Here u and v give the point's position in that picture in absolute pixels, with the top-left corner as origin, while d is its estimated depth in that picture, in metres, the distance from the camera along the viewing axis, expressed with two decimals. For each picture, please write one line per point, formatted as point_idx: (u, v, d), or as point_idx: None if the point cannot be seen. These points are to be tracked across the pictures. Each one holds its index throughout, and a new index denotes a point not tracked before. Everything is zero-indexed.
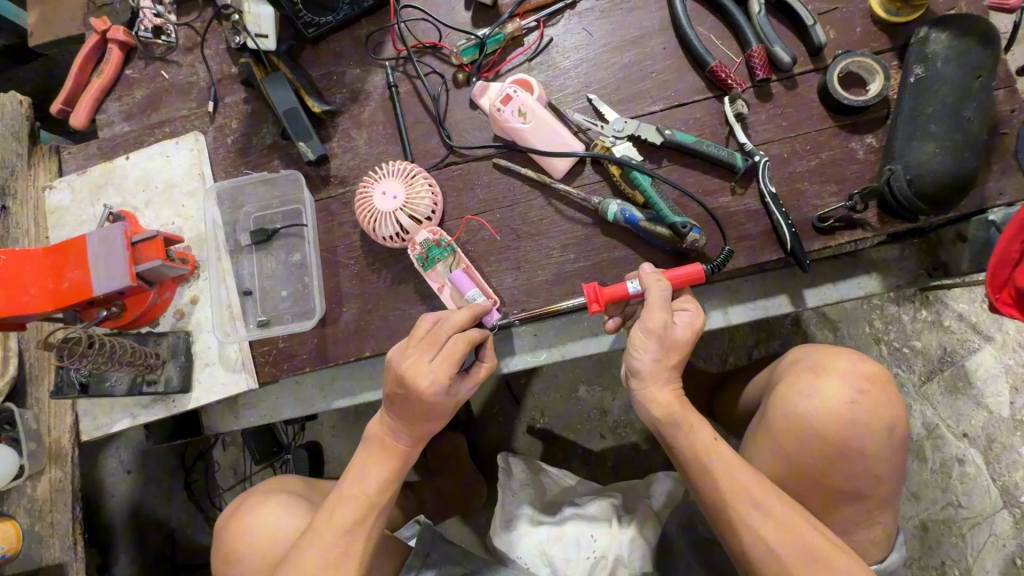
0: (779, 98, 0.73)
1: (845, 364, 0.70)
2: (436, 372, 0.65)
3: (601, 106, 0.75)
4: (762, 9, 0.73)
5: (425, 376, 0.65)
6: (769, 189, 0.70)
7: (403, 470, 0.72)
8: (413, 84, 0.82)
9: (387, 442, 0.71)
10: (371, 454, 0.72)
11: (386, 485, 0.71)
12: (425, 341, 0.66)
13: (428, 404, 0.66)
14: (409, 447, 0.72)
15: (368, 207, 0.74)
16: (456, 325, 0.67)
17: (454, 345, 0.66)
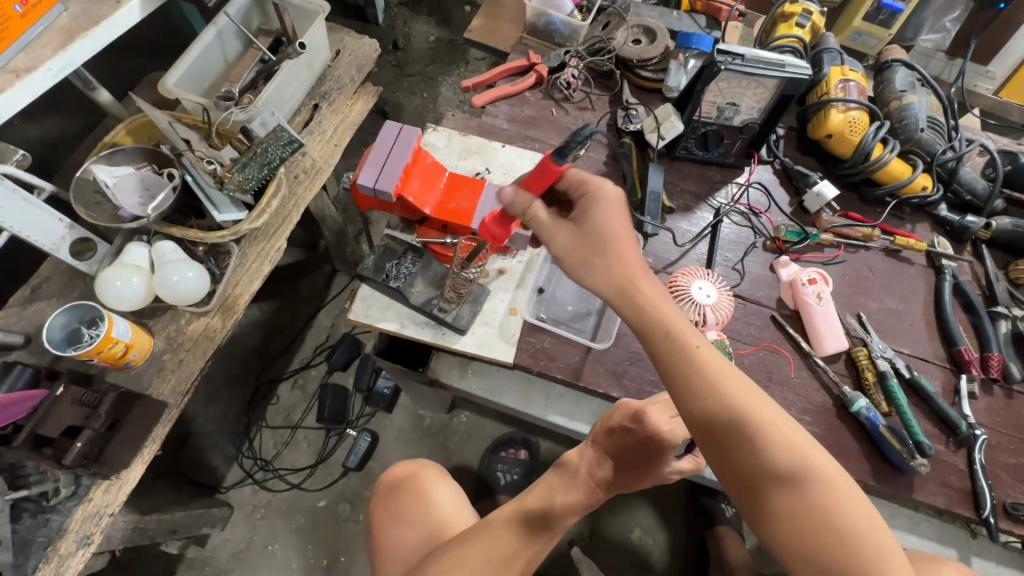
0: (998, 398, 0.92)
1: None
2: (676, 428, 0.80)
3: (869, 326, 0.95)
4: (1007, 331, 0.95)
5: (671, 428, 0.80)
6: (980, 459, 0.85)
7: (587, 506, 0.83)
8: (732, 227, 1.02)
9: (581, 475, 0.85)
10: (563, 480, 0.84)
11: (571, 511, 0.82)
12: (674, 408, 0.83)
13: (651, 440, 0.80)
14: (599, 488, 0.85)
15: (682, 291, 0.90)
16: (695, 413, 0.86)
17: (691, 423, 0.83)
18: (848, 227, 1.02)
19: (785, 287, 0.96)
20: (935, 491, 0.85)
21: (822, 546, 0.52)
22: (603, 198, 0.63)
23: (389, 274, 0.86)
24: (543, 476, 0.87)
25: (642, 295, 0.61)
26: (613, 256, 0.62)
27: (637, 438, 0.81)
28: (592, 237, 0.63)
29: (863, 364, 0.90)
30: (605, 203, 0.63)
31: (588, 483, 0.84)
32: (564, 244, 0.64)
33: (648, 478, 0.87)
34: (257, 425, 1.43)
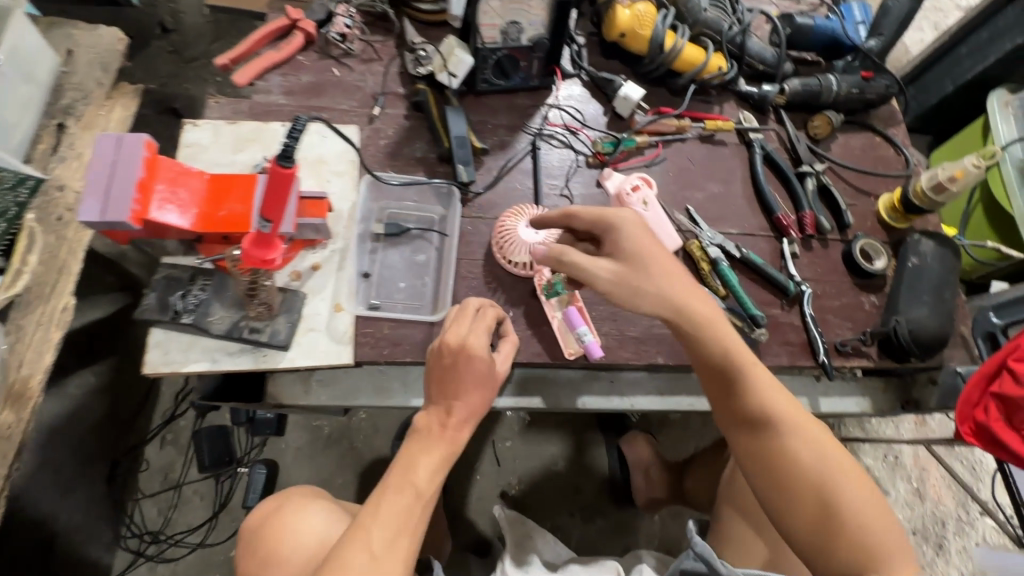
0: (815, 251, 1.00)
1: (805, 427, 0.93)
2: (474, 334, 0.76)
3: (697, 217, 0.96)
4: (813, 188, 1.02)
5: (475, 337, 0.77)
6: (810, 312, 0.93)
7: (454, 454, 0.77)
8: (553, 153, 0.99)
9: (436, 427, 0.76)
10: (420, 440, 0.77)
11: (435, 476, 0.75)
12: (460, 315, 0.79)
13: (470, 362, 0.75)
14: (459, 429, 0.77)
15: (508, 234, 0.87)
16: (477, 305, 0.80)
17: (485, 317, 0.79)
18: (659, 123, 1.02)
19: (613, 200, 0.96)
20: (778, 352, 0.91)
21: (799, 482, 0.69)
22: (628, 222, 0.76)
23: (177, 309, 0.73)
24: (400, 452, 0.77)
25: (618, 245, 0.75)
26: (663, 276, 0.74)
27: (454, 367, 0.76)
28: (630, 259, 0.74)
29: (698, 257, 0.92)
30: (630, 229, 0.75)
31: (446, 431, 0.76)
32: (608, 278, 0.75)
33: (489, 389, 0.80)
34: (132, 499, 1.27)
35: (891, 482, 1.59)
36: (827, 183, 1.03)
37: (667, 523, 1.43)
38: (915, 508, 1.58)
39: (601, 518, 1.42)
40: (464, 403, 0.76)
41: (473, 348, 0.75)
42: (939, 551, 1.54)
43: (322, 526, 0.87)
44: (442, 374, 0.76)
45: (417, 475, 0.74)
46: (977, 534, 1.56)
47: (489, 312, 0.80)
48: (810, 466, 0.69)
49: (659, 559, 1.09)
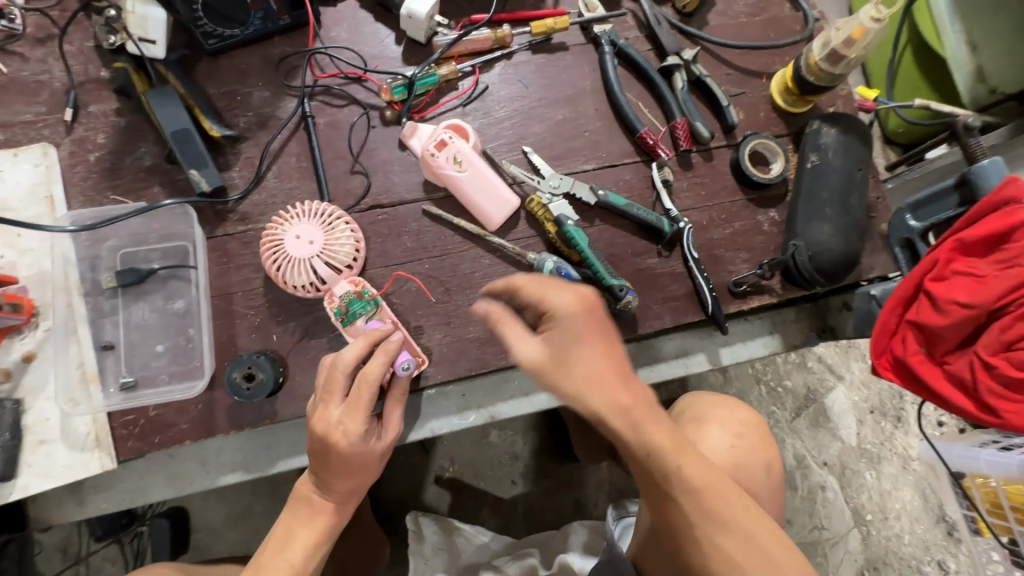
0: (697, 168, 0.78)
1: (720, 402, 0.79)
2: (348, 423, 0.55)
3: (537, 161, 0.75)
4: (685, 85, 0.78)
5: (333, 427, 0.55)
6: (693, 254, 0.74)
7: (337, 526, 0.61)
8: (333, 115, 0.74)
9: (315, 498, 0.60)
10: (307, 506, 0.59)
11: (315, 552, 0.58)
12: (326, 388, 0.55)
13: (353, 457, 0.56)
14: (346, 499, 0.60)
15: (277, 254, 0.64)
16: (350, 366, 0.55)
17: (362, 386, 0.55)
18: (469, 40, 0.76)
19: (422, 166, 0.72)
20: (660, 313, 0.74)
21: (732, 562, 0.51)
22: (570, 305, 0.51)
23: None
24: (277, 519, 0.60)
25: (566, 322, 0.50)
26: (580, 355, 0.49)
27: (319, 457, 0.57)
28: (569, 341, 0.50)
29: (546, 225, 0.72)
30: (565, 300, 0.51)
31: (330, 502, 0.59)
32: (531, 351, 0.51)
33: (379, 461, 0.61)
34: None
35: (846, 367, 1.50)
36: (702, 74, 0.79)
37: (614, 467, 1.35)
38: (872, 386, 1.50)
39: (545, 480, 1.33)
40: (342, 483, 0.58)
41: (344, 444, 0.55)
42: (898, 425, 1.48)
43: None
44: (319, 462, 0.57)
45: (292, 553, 0.57)
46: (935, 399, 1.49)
47: (373, 375, 0.55)
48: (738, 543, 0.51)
49: (590, 531, 1.00)
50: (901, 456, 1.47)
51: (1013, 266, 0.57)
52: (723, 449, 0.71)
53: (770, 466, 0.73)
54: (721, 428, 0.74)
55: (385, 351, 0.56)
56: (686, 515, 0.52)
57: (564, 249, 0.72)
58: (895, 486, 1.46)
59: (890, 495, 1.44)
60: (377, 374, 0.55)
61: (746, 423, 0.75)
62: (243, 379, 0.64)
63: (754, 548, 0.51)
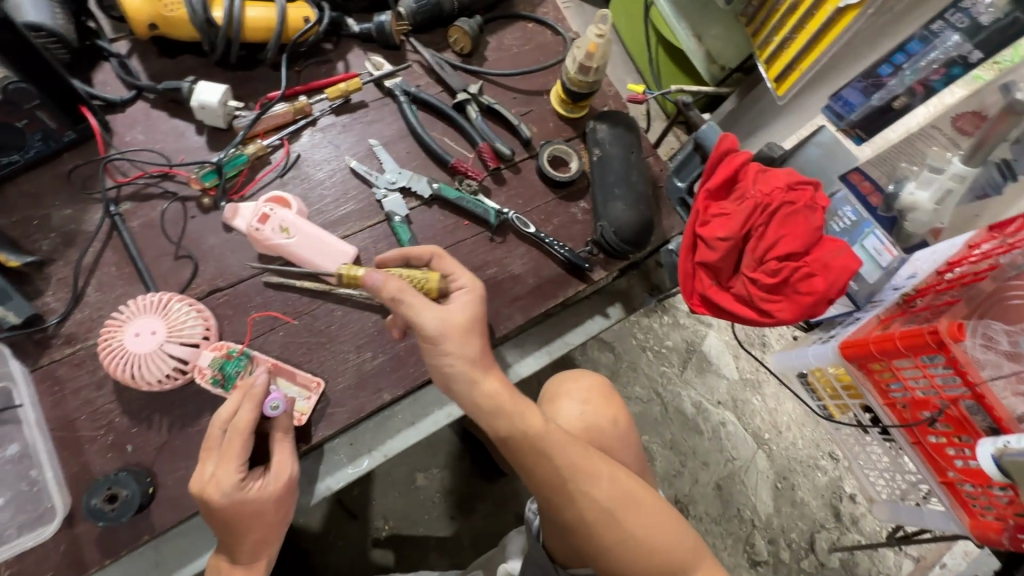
0: (510, 182, 0.89)
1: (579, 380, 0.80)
2: (221, 474, 0.58)
3: (380, 153, 0.84)
4: (479, 115, 0.89)
5: (212, 485, 0.58)
6: (531, 230, 0.84)
7: None
8: (147, 215, 0.74)
9: (225, 565, 0.61)
10: (214, 573, 0.61)
11: None
12: (204, 446, 0.60)
13: (238, 513, 0.58)
14: (255, 559, 0.62)
15: (118, 354, 0.63)
16: (223, 420, 0.60)
17: (234, 436, 0.59)
18: (270, 116, 0.80)
19: (250, 242, 0.74)
20: (511, 313, 0.82)
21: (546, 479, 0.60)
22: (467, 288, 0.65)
23: None
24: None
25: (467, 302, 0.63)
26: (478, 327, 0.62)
27: (216, 522, 0.59)
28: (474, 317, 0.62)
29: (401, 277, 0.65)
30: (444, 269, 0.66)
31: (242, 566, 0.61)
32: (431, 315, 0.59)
33: (281, 510, 0.62)
34: None
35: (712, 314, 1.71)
36: (491, 103, 0.90)
37: None
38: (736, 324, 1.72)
39: (481, 505, 1.35)
40: (250, 540, 0.60)
41: (217, 496, 0.57)
42: (765, 350, 1.69)
43: None
44: (216, 527, 0.59)
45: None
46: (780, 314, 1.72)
47: (239, 425, 0.60)
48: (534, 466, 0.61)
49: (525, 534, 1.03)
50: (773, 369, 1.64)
51: (744, 200, 0.73)
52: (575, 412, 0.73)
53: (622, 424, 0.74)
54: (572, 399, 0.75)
55: (248, 398, 0.60)
56: (524, 437, 0.60)
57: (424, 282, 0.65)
58: (778, 403, 1.65)
59: (777, 411, 1.64)
60: (246, 422, 0.60)
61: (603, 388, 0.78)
62: (106, 502, 0.61)
63: (578, 464, 0.61)
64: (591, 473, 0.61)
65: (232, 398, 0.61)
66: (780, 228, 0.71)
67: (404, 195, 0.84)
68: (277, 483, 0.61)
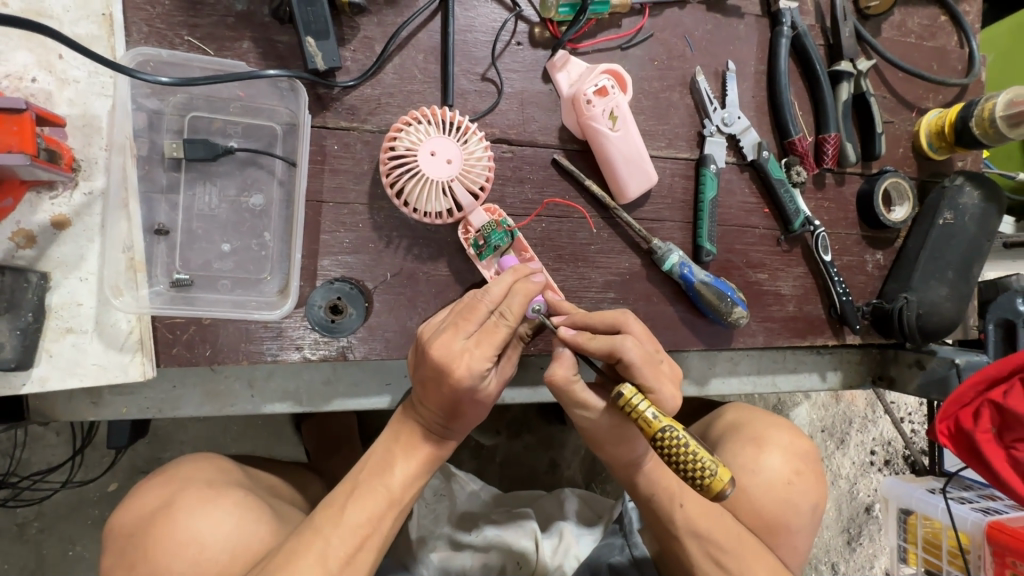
0: (827, 189, 0.74)
1: (785, 430, 0.72)
2: (474, 354, 0.49)
3: (731, 82, 0.68)
4: (847, 99, 0.72)
5: (461, 361, 0.49)
6: (824, 257, 0.72)
7: (440, 459, 0.56)
8: (475, 17, 0.61)
9: (422, 429, 0.54)
10: (411, 430, 0.54)
11: (417, 480, 0.54)
12: (464, 313, 0.50)
13: (466, 396, 0.51)
14: (447, 437, 0.55)
15: (407, 168, 0.54)
16: (496, 300, 0.50)
17: (501, 323, 0.50)
18: None
19: (567, 108, 0.62)
20: (755, 330, 0.72)
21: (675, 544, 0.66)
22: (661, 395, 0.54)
23: None
24: (379, 437, 0.56)
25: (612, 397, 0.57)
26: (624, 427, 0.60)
27: (438, 392, 0.51)
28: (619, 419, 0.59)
29: (689, 435, 0.47)
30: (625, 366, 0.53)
31: (431, 438, 0.54)
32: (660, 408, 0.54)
33: (486, 406, 0.55)
34: None
35: None
36: (868, 91, 0.72)
37: None
38: (829, 408, 1.38)
39: (528, 435, 1.32)
40: (454, 420, 0.53)
41: (462, 377, 0.49)
42: (840, 446, 1.37)
43: (232, 538, 0.51)
44: (431, 396, 0.51)
45: (393, 477, 0.53)
46: (912, 404, 1.39)
47: (511, 315, 0.50)
48: (661, 528, 0.66)
49: (581, 500, 1.00)
50: (844, 479, 1.37)
51: None
52: (781, 473, 0.68)
53: (818, 506, 0.70)
54: (777, 456, 0.69)
55: (524, 291, 0.51)
56: (657, 512, 0.65)
57: (707, 470, 0.46)
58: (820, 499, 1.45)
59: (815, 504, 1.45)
60: (516, 315, 0.50)
61: (807, 460, 0.70)
62: (327, 310, 0.56)
63: (710, 550, 0.63)
64: (718, 559, 0.63)
65: (511, 284, 0.51)
66: None
67: (726, 143, 0.70)
68: (502, 381, 0.54)
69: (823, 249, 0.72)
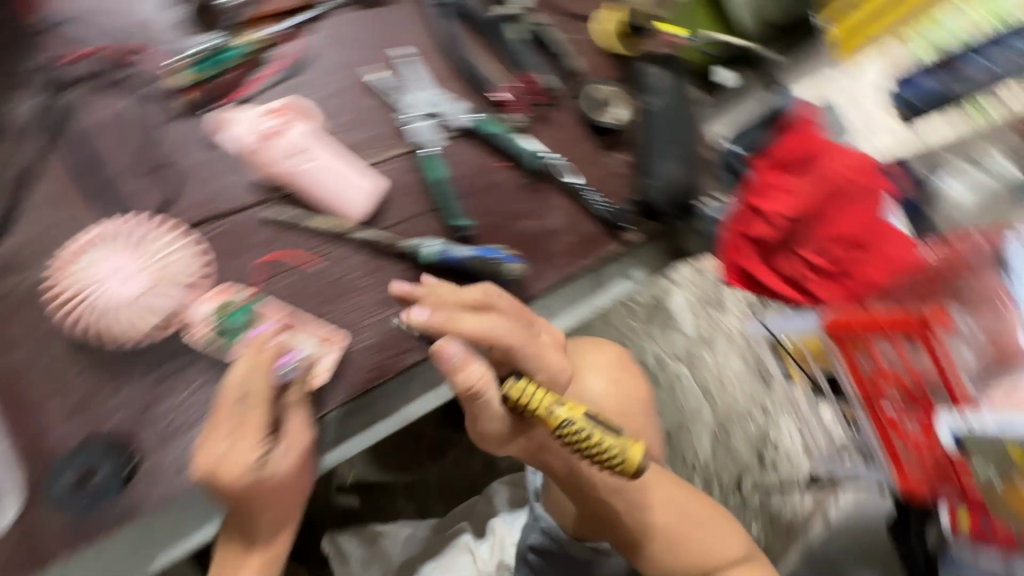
0: (549, 121, 0.77)
1: (595, 349, 0.81)
2: (236, 452, 0.49)
3: (408, 68, 0.72)
4: (519, 40, 0.78)
5: (230, 461, 0.49)
6: (570, 180, 0.76)
7: (280, 552, 0.58)
8: (106, 113, 0.61)
9: (244, 535, 0.56)
10: (235, 542, 0.56)
11: None
12: (215, 416, 0.50)
13: (256, 489, 0.51)
14: (276, 529, 0.57)
15: (98, 296, 0.54)
16: (237, 389, 0.50)
17: (254, 407, 0.50)
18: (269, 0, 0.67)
19: (251, 162, 0.62)
20: (545, 273, 0.74)
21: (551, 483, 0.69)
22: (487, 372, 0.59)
23: None
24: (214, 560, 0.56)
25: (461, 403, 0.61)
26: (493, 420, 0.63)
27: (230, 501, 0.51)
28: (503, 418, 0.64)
29: (592, 426, 0.54)
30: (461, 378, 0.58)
31: (259, 538, 0.56)
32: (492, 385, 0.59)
33: (296, 482, 0.56)
34: None
35: None
36: (536, 25, 0.79)
37: None
38: None
39: (452, 452, 1.31)
40: (265, 515, 0.54)
41: (237, 479, 0.49)
42: None
43: None
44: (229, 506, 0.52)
45: None
46: None
47: (259, 396, 0.50)
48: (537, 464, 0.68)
49: (511, 485, 1.02)
50: None
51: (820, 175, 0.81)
52: (605, 386, 0.76)
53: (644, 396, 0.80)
54: (597, 373, 0.77)
55: (261, 366, 0.51)
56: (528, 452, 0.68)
57: (622, 455, 0.52)
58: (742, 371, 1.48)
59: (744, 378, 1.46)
60: (265, 392, 0.51)
61: (620, 364, 0.80)
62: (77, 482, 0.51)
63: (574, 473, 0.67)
64: (584, 482, 0.68)
65: (250, 367, 0.51)
66: (845, 208, 0.81)
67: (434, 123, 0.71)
68: (295, 461, 0.53)
69: (566, 174, 0.76)
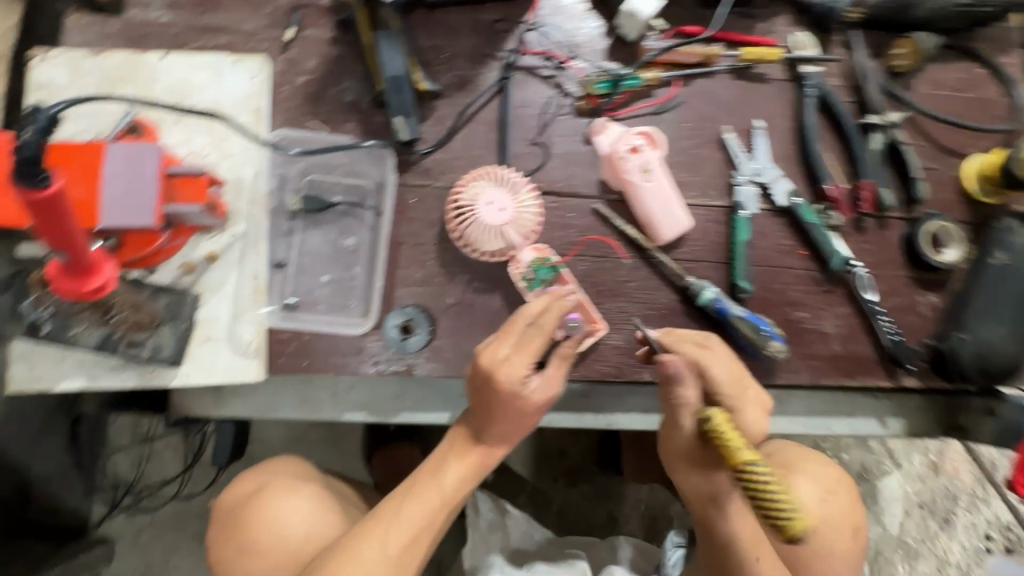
0: (868, 233, 0.76)
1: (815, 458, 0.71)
2: (515, 361, 0.57)
3: (759, 138, 0.76)
4: (880, 148, 0.76)
5: (507, 366, 0.57)
6: (868, 296, 0.73)
7: (487, 465, 0.63)
8: (528, 93, 0.74)
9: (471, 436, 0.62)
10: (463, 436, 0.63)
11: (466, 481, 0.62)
12: (507, 326, 0.59)
13: (511, 401, 0.58)
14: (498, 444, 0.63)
15: (468, 218, 0.66)
16: (534, 315, 0.59)
17: (540, 332, 0.58)
18: (678, 52, 0.75)
19: (605, 164, 0.72)
20: (798, 368, 0.73)
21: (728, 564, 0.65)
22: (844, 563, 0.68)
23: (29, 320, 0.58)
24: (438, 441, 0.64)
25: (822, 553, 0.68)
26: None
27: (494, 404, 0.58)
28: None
29: None
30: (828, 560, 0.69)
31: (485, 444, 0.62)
32: None
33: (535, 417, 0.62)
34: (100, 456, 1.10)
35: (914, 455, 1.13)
36: (900, 141, 0.76)
37: (654, 491, 1.32)
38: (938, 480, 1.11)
39: (584, 485, 1.31)
40: (500, 429, 0.61)
41: (507, 382, 0.57)
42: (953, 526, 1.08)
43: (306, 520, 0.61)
44: (482, 405, 0.60)
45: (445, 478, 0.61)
46: None
47: (547, 326, 0.58)
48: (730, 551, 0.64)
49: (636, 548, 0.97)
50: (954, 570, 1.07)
51: None
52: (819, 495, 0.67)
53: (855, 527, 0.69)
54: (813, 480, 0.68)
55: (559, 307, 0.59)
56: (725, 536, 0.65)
57: None
58: None
59: None
60: (552, 325, 0.58)
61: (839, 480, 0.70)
62: (399, 329, 0.67)
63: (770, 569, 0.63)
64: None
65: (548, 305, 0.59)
66: None
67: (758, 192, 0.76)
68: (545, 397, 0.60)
69: (868, 288, 0.73)
